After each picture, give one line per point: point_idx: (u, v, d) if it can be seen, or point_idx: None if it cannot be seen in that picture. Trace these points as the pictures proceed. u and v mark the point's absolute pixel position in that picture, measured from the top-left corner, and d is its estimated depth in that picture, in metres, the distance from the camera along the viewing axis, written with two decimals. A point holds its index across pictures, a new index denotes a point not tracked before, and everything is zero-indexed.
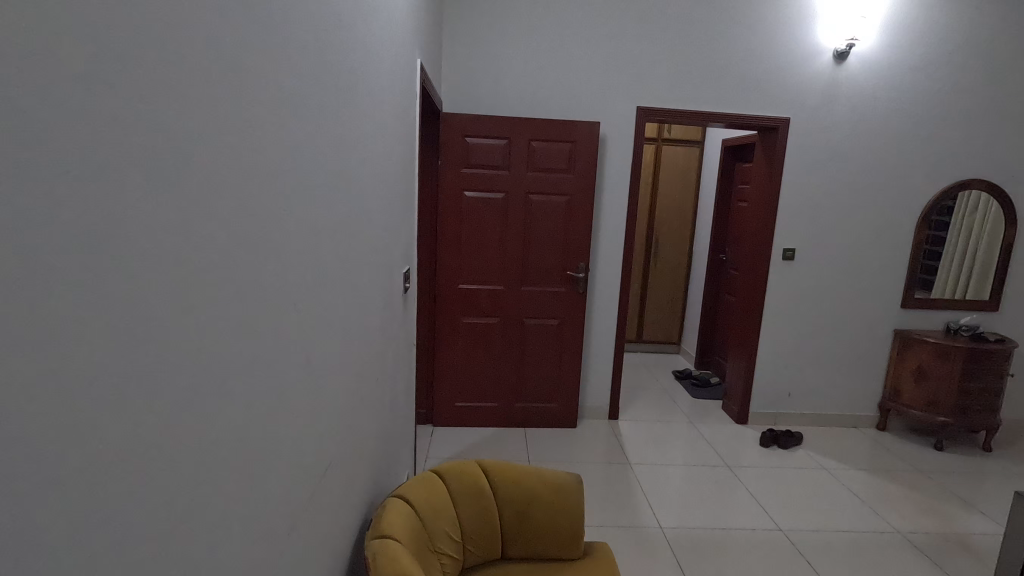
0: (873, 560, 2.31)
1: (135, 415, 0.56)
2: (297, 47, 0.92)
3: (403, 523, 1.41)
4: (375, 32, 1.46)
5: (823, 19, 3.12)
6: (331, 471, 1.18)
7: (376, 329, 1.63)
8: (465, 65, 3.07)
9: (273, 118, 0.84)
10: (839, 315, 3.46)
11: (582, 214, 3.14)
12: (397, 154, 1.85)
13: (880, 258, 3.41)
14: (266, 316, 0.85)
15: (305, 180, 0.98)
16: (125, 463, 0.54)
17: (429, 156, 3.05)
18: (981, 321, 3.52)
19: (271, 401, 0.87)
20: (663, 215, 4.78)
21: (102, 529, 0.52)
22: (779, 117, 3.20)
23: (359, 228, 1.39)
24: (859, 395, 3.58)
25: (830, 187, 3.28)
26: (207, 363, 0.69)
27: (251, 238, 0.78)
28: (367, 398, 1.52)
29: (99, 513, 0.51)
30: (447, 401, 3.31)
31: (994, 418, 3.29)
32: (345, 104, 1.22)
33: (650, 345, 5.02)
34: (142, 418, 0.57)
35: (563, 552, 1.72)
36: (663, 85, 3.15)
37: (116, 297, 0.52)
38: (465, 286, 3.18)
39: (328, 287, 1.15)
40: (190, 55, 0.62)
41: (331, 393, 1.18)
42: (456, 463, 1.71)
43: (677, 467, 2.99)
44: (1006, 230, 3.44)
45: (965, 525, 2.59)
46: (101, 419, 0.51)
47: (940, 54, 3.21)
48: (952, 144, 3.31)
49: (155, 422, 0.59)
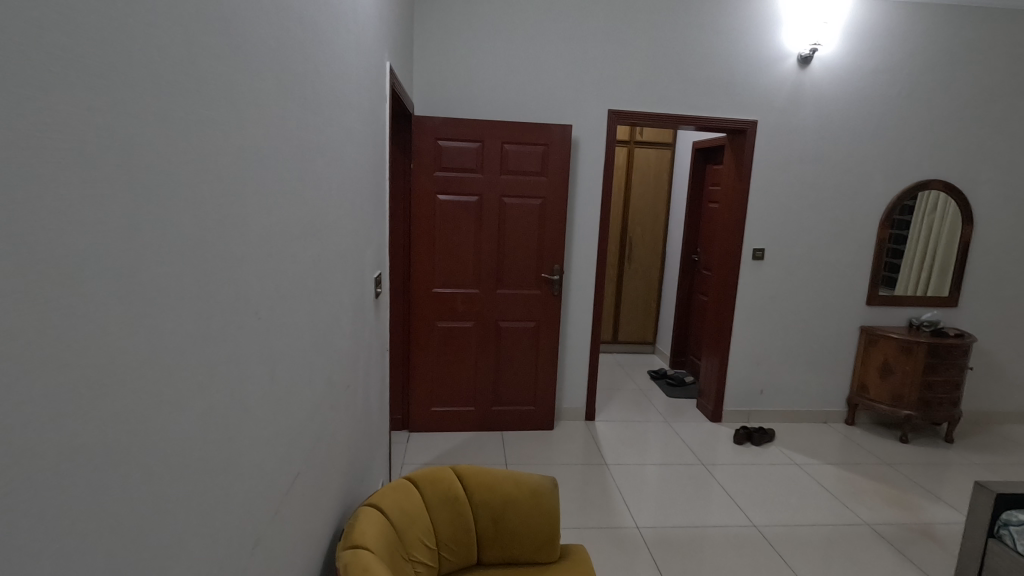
0: (844, 552, 2.36)
1: (98, 424, 0.54)
2: (259, 49, 0.90)
3: (376, 532, 1.38)
4: (342, 34, 1.44)
5: (788, 24, 3.20)
6: (298, 484, 1.15)
7: (346, 337, 1.60)
8: (436, 68, 3.06)
9: (231, 121, 0.81)
10: (808, 313, 3.55)
11: (556, 216, 3.14)
12: (367, 156, 1.83)
13: (846, 257, 3.49)
14: (226, 325, 0.81)
15: (268, 184, 0.96)
16: (83, 478, 0.52)
17: (401, 160, 3.02)
18: (942, 317, 3.63)
19: (234, 412, 0.84)
20: (637, 216, 4.83)
21: (63, 543, 0.50)
22: (747, 120, 3.27)
23: (326, 235, 1.36)
24: (827, 390, 3.66)
25: (796, 188, 3.38)
26: (163, 378, 0.65)
27: (214, 244, 0.77)
28: (337, 408, 1.49)
29: (58, 526, 0.50)
30: (422, 406, 3.28)
31: (955, 410, 3.41)
32: (312, 107, 1.19)
33: (627, 346, 5.07)
34: (106, 427, 0.55)
35: (538, 556, 1.71)
36: (635, 89, 3.19)
37: (74, 303, 0.51)
38: (439, 290, 3.16)
39: (294, 295, 1.12)
40: (149, 57, 0.60)
41: (299, 403, 1.15)
42: (431, 470, 1.69)
43: (653, 467, 3.01)
44: (964, 228, 3.55)
45: (930, 515, 2.67)
46: (59, 430, 0.49)
47: (901, 58, 3.30)
48: (913, 146, 3.41)
49: (118, 433, 0.57)
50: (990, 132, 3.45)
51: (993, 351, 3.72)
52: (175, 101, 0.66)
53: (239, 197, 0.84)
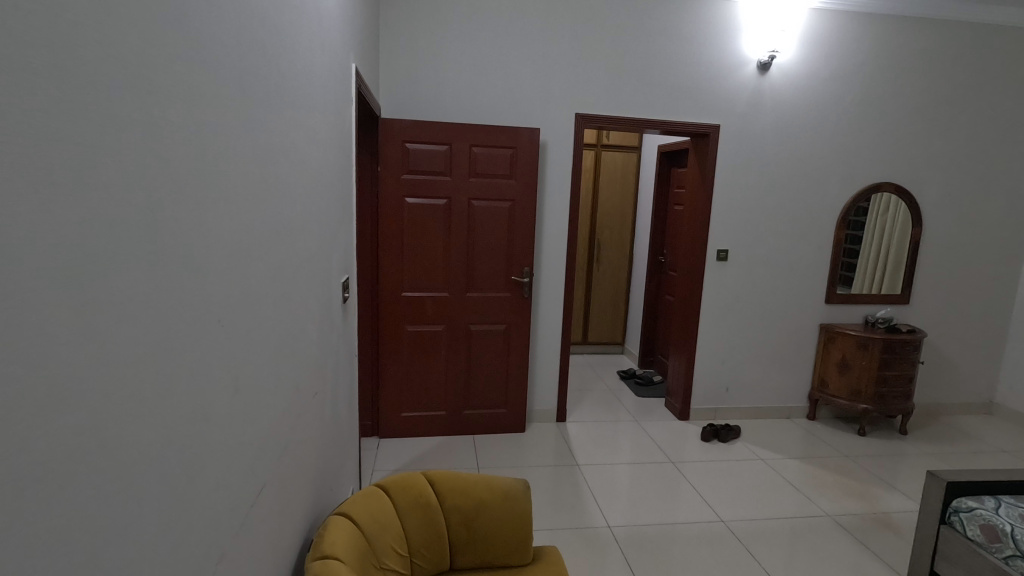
0: (807, 544, 2.43)
1: (55, 440, 0.52)
2: (219, 49, 0.88)
3: (347, 542, 1.36)
4: (306, 36, 1.41)
5: (747, 32, 3.29)
6: (264, 496, 1.12)
7: (313, 345, 1.57)
8: (403, 71, 3.03)
9: (189, 122, 0.78)
10: (770, 312, 3.65)
11: (525, 219, 3.15)
12: (333, 159, 1.80)
13: (805, 257, 3.61)
14: (185, 334, 0.78)
15: (230, 188, 0.93)
16: (38, 495, 0.50)
17: (368, 163, 2.98)
18: (895, 314, 3.79)
19: (195, 426, 0.81)
20: (605, 219, 4.89)
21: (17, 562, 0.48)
22: (709, 124, 3.35)
23: (291, 241, 1.33)
24: (790, 387, 3.78)
25: (758, 191, 3.47)
26: (119, 391, 0.62)
27: (174, 250, 0.74)
28: (304, 417, 1.45)
29: (12, 545, 0.47)
30: (392, 412, 3.24)
31: (908, 403, 3.56)
32: (274, 111, 1.17)
33: (596, 347, 5.12)
34: (64, 441, 0.53)
35: (510, 559, 1.71)
36: (601, 93, 3.23)
37: (29, 311, 0.49)
38: (409, 294, 3.13)
39: (257, 304, 1.09)
40: (109, 61, 0.59)
41: (264, 414, 1.12)
42: (402, 476, 1.67)
43: (623, 466, 3.05)
44: (914, 229, 3.71)
45: (886, 505, 2.77)
46: (14, 443, 0.48)
47: (854, 66, 3.43)
48: (866, 150, 3.55)
49: (77, 447, 0.55)
50: (936, 137, 3.61)
51: (942, 346, 3.90)
52: (129, 103, 0.63)
53: (199, 201, 0.82)
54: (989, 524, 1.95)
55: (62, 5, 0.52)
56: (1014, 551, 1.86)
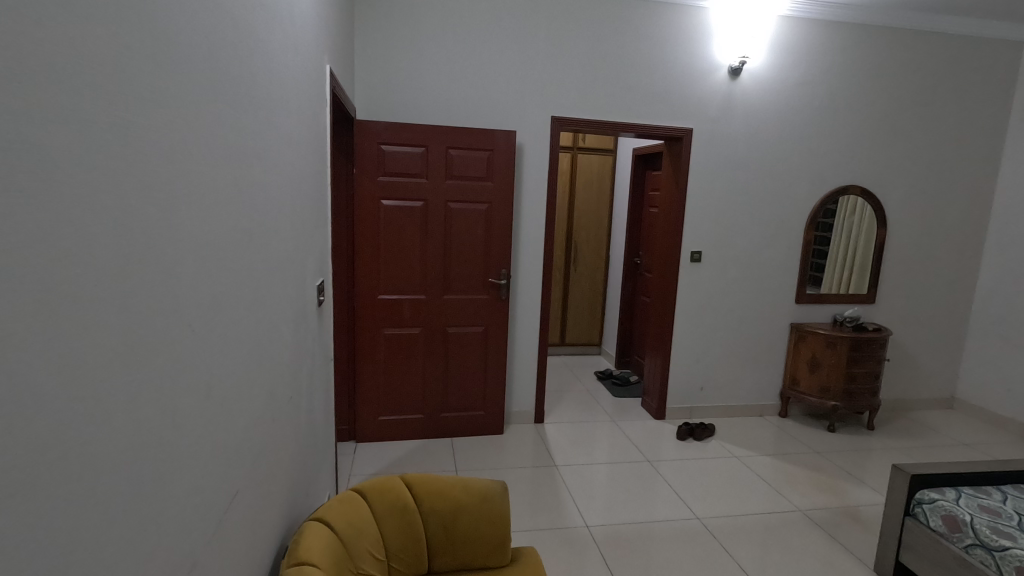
0: (780, 538, 2.49)
1: (19, 449, 0.51)
2: (189, 48, 0.86)
3: (322, 549, 1.34)
4: (279, 38, 1.40)
5: (718, 37, 3.36)
6: (237, 503, 1.10)
7: (288, 349, 1.55)
8: (378, 73, 3.02)
9: (158, 122, 0.76)
10: (743, 313, 3.72)
11: (502, 221, 3.16)
12: (307, 161, 1.78)
13: (776, 258, 3.69)
14: (154, 338, 0.77)
15: (200, 191, 0.92)
16: (6, 501, 0.49)
17: (343, 165, 2.96)
18: (862, 313, 3.90)
19: (165, 432, 0.80)
20: (581, 221, 4.93)
21: None
22: (682, 128, 3.41)
23: (265, 245, 1.32)
24: (762, 386, 3.86)
25: (730, 194, 3.55)
26: (88, 399, 0.61)
27: (144, 255, 0.73)
28: (279, 422, 1.44)
29: None
30: (369, 416, 3.22)
31: (875, 399, 3.66)
32: (247, 114, 1.15)
33: (574, 348, 5.16)
34: (29, 449, 0.52)
35: (489, 560, 1.72)
36: (576, 96, 3.26)
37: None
38: (385, 297, 3.11)
39: (230, 308, 1.07)
40: (76, 66, 0.58)
41: (237, 420, 1.10)
42: (379, 480, 1.66)
43: (601, 466, 3.08)
44: (879, 231, 3.83)
45: (855, 498, 2.86)
46: None
47: (821, 71, 3.53)
48: (834, 154, 3.65)
49: (43, 457, 0.54)
50: (899, 141, 3.74)
51: (907, 344, 4.03)
52: (94, 105, 0.61)
53: (169, 201, 0.80)
54: (950, 515, 2.02)
55: (33, 11, 0.51)
56: (974, 540, 1.93)
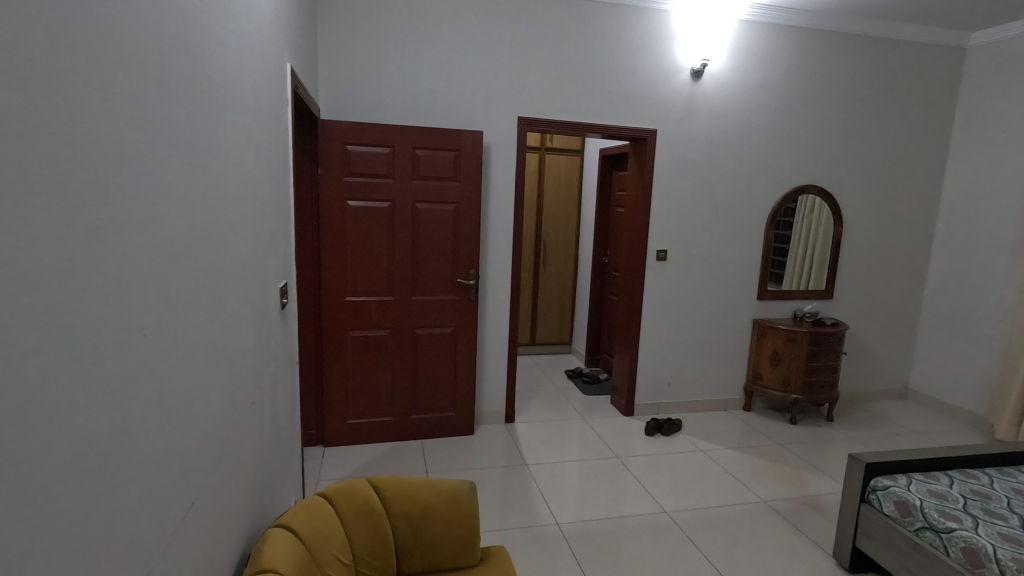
0: (744, 529, 2.55)
1: None
2: (139, 45, 0.84)
3: (287, 554, 1.32)
4: (235, 34, 1.37)
5: (680, 39, 3.43)
6: (196, 511, 1.08)
7: (250, 354, 1.52)
8: (342, 71, 2.98)
9: (103, 120, 0.74)
10: (707, 309, 3.81)
11: (470, 222, 3.16)
12: (267, 161, 1.75)
13: (738, 256, 3.79)
14: (103, 344, 0.74)
15: (152, 193, 0.89)
16: None
17: (307, 164, 2.91)
18: (820, 308, 4.04)
19: (116, 440, 0.78)
20: (550, 221, 4.96)
21: None
22: (647, 129, 3.47)
23: (223, 246, 1.29)
24: (727, 380, 3.95)
25: (693, 194, 3.63)
26: (35, 405, 0.60)
27: (94, 257, 0.72)
28: (240, 429, 1.41)
29: None
30: (337, 420, 3.17)
31: (833, 391, 3.79)
32: (201, 112, 1.13)
33: (544, 347, 5.19)
34: None
35: (459, 560, 1.72)
36: (543, 97, 3.28)
37: None
38: (352, 299, 3.07)
39: (186, 313, 1.05)
40: (19, 65, 0.57)
41: (195, 427, 1.08)
42: (346, 484, 1.65)
43: (571, 463, 3.11)
44: (836, 228, 3.96)
45: (815, 488, 2.95)
46: None
47: (780, 74, 3.64)
48: (792, 154, 3.77)
49: None
50: (853, 142, 3.88)
51: (863, 337, 4.18)
52: (34, 101, 0.59)
53: (116, 201, 0.78)
54: (901, 500, 2.12)
55: None
56: (924, 523, 2.02)
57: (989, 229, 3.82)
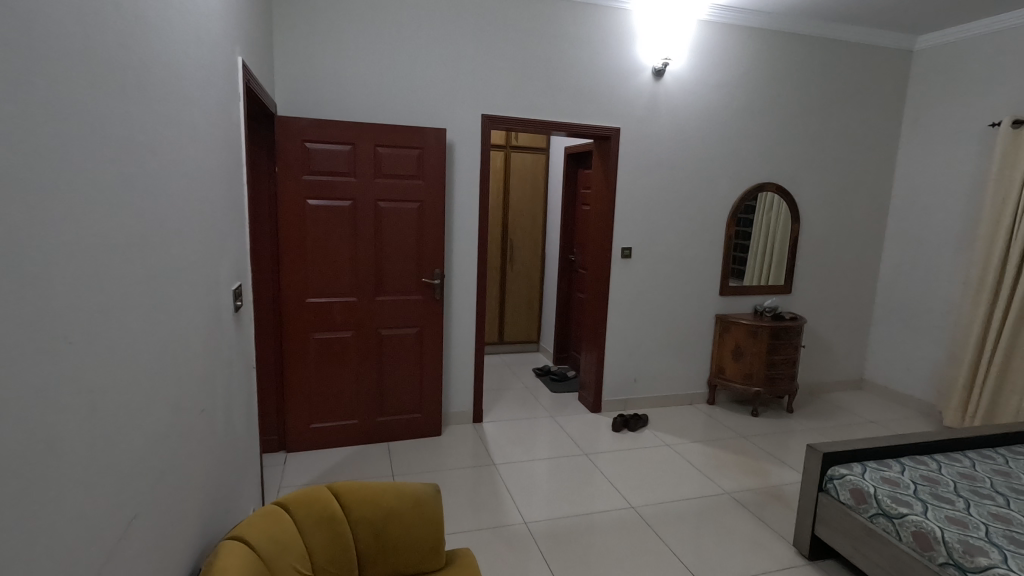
0: (709, 522, 2.59)
1: None
2: (64, 36, 0.79)
3: (240, 566, 1.27)
4: (177, 24, 1.30)
5: (642, 39, 3.46)
6: (138, 525, 1.03)
7: (200, 360, 1.46)
8: (300, 67, 2.90)
9: (15, 110, 0.68)
10: (672, 305, 3.86)
11: (435, 220, 3.12)
12: (217, 157, 1.68)
13: (701, 252, 3.85)
14: (21, 353, 0.69)
15: (80, 192, 0.84)
16: None
17: (264, 162, 2.83)
18: (780, 303, 4.14)
19: (40, 455, 0.72)
20: (516, 219, 4.94)
21: None
22: (610, 127, 3.49)
23: (165, 248, 1.22)
24: (692, 375, 4.02)
25: (656, 192, 3.67)
26: None
27: (10, 258, 0.67)
28: (188, 437, 1.34)
29: None
30: (300, 425, 3.08)
31: (793, 383, 3.89)
32: (138, 106, 1.07)
33: (513, 345, 5.18)
34: None
35: (424, 564, 1.69)
36: (506, 94, 3.27)
37: None
38: (314, 301, 2.99)
39: (121, 319, 0.98)
40: None
41: (134, 439, 1.02)
42: (304, 491, 1.60)
43: (540, 462, 3.10)
44: (794, 225, 4.06)
45: (777, 478, 3.02)
46: None
47: (738, 74, 3.71)
48: (751, 152, 3.84)
49: None
50: (809, 141, 3.98)
51: (821, 331, 4.31)
52: None
53: (34, 199, 0.72)
54: (856, 488, 2.18)
55: None
56: (877, 510, 2.09)
57: (935, 225, 3.99)
